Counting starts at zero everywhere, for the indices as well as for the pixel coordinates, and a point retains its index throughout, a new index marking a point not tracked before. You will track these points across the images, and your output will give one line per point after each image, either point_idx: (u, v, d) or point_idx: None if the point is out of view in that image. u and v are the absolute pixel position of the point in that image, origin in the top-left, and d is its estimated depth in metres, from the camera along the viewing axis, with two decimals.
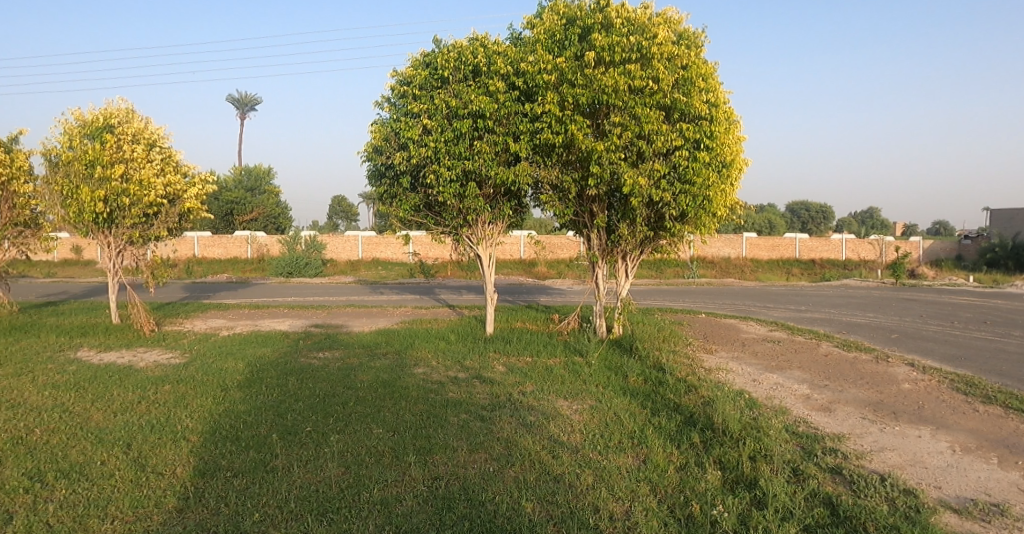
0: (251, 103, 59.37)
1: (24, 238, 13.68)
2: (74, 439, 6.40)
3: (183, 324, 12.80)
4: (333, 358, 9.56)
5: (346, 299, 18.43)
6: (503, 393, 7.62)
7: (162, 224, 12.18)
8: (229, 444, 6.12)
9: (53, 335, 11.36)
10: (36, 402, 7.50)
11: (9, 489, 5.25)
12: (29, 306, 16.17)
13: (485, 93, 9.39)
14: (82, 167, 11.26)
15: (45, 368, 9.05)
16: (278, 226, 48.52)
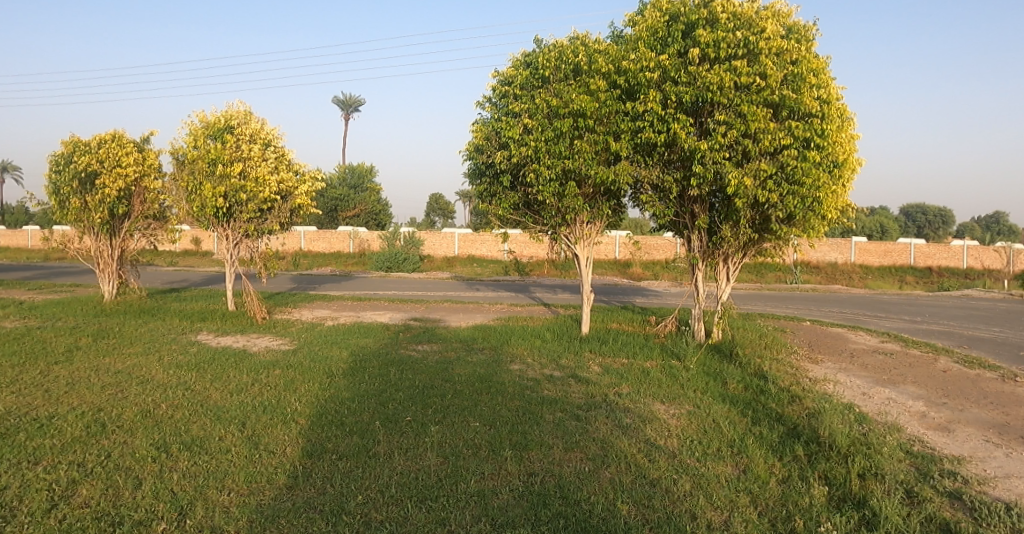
0: (353, 104, 61.86)
1: (153, 229, 14.92)
2: (195, 415, 6.95)
3: (291, 313, 13.60)
4: (431, 351, 9.85)
5: (444, 294, 18.89)
6: (598, 393, 7.58)
7: (275, 219, 12.97)
8: (334, 428, 6.43)
9: (177, 319, 12.40)
10: (162, 380, 8.19)
11: (140, 457, 6.01)
12: (158, 291, 17.74)
13: (585, 92, 9.33)
14: (204, 166, 12.10)
15: (170, 348, 9.88)
16: (378, 223, 50.30)
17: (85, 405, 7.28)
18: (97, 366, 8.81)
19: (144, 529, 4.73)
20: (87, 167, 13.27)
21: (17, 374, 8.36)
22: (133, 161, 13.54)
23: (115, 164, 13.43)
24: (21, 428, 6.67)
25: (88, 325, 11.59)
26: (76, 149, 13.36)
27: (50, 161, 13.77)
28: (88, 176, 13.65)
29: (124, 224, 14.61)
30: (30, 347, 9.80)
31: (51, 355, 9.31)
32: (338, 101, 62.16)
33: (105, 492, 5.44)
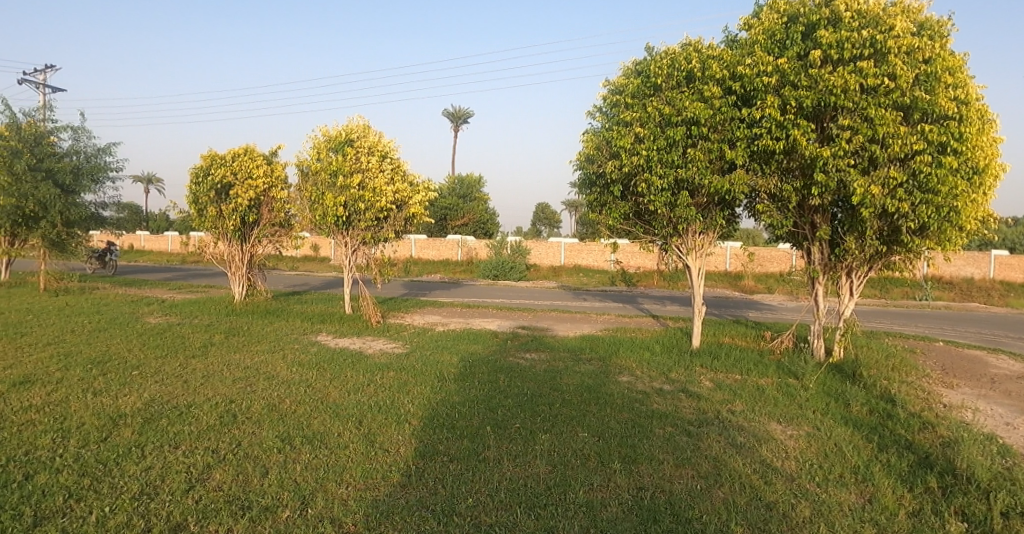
0: (463, 117, 63.98)
1: (278, 236, 16.12)
2: (316, 411, 7.43)
3: (404, 317, 14.23)
4: (539, 360, 9.99)
5: (549, 304, 19.04)
6: (710, 409, 7.39)
7: (390, 227, 13.66)
8: (446, 431, 6.67)
9: (299, 320, 13.32)
10: (287, 377, 8.82)
11: (267, 447, 6.52)
12: (282, 294, 19.11)
13: (699, 99, 9.16)
14: (327, 177, 13.02)
15: (294, 347, 10.63)
16: (485, 231, 51.56)
17: (217, 397, 7.98)
18: (230, 361, 9.63)
19: (270, 514, 5.22)
20: (223, 179, 14.61)
21: (161, 366, 9.31)
22: (263, 173, 14.77)
23: (247, 176, 14.75)
24: (165, 414, 7.44)
25: (221, 323, 12.69)
26: (213, 162, 14.65)
27: (190, 174, 15.14)
28: (224, 186, 15.03)
29: (253, 231, 15.91)
30: (172, 341, 10.88)
31: (190, 349, 10.30)
32: (449, 115, 64.37)
33: (235, 478, 5.99)
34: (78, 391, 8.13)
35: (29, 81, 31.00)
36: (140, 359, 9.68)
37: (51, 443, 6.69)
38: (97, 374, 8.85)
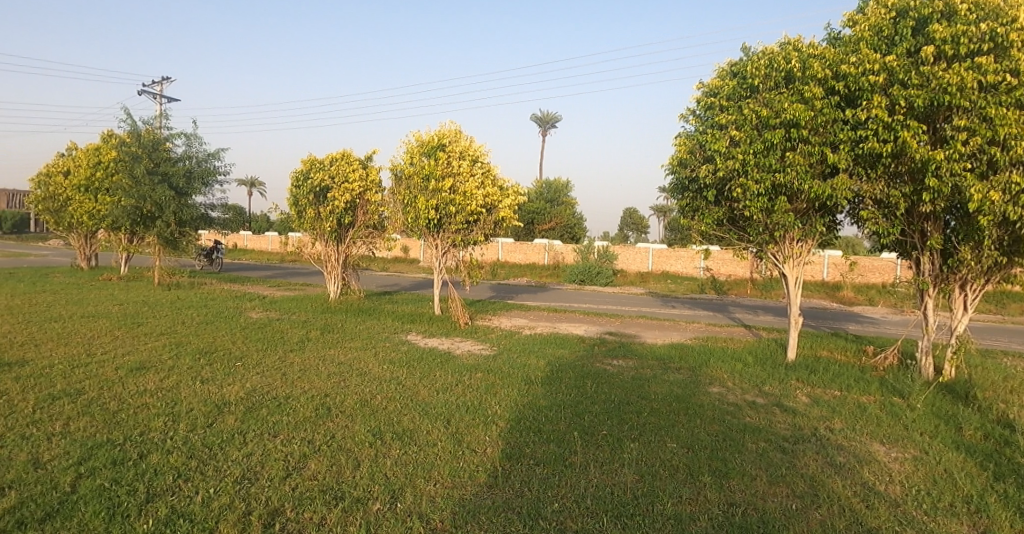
0: (551, 120, 64.11)
1: (372, 238, 16.66)
2: (405, 409, 7.66)
3: (492, 319, 14.48)
4: (627, 366, 9.94)
5: (636, 310, 18.80)
6: (807, 426, 7.17)
7: (480, 231, 13.83)
8: (533, 435, 6.88)
9: (390, 319, 13.79)
10: (379, 374, 9.15)
11: (359, 440, 6.82)
12: (374, 293, 19.84)
13: (799, 101, 8.81)
14: (420, 181, 13.51)
15: (385, 346, 11.02)
16: (573, 236, 51.43)
17: (314, 390, 8.39)
18: (325, 357, 10.10)
19: (362, 506, 5.46)
20: (321, 183, 15.50)
21: (262, 358, 9.88)
22: (358, 177, 15.39)
23: (343, 180, 15.45)
24: (264, 405, 7.87)
25: (316, 320, 13.32)
26: (313, 167, 15.68)
27: (292, 179, 16.21)
28: (322, 190, 15.90)
29: (348, 232, 16.60)
30: (272, 335, 11.52)
31: (289, 344, 10.85)
32: (535, 117, 64.97)
33: (330, 468, 6.30)
34: (187, 378, 8.77)
35: (151, 93, 33.91)
36: (243, 351, 10.31)
37: (164, 426, 7.25)
38: (205, 364, 9.51)
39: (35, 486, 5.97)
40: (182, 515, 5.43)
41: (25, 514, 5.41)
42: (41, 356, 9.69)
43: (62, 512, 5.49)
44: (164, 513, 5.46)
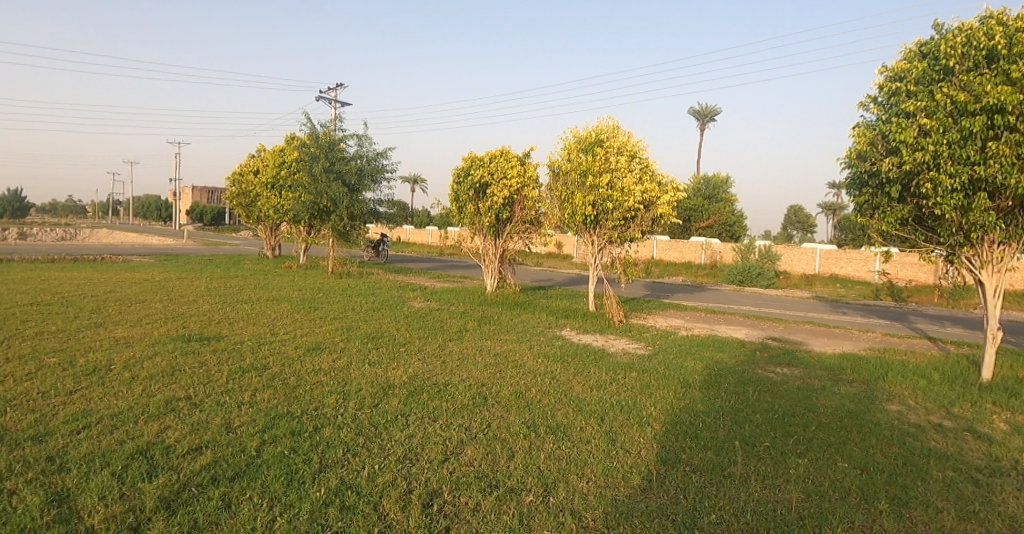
0: (710, 113, 62.24)
1: (528, 234, 16.96)
2: (560, 402, 8.10)
3: (646, 319, 14.27)
4: (792, 376, 9.40)
5: (803, 315, 17.53)
6: (1007, 457, 6.30)
7: (637, 228, 13.72)
8: (689, 440, 6.72)
9: (544, 314, 14.00)
10: (534, 367, 9.48)
11: (515, 431, 7.10)
12: (529, 288, 20.29)
13: (1004, 82, 7.89)
14: (577, 177, 13.74)
15: (540, 338, 11.29)
16: (732, 234, 49.80)
17: (471, 378, 8.82)
18: (481, 346, 10.49)
19: (516, 496, 5.53)
20: (481, 179, 16.20)
21: (423, 345, 10.43)
22: (516, 174, 15.91)
23: (502, 176, 16.07)
24: (425, 390, 8.31)
25: (472, 311, 13.82)
26: (474, 164, 16.45)
27: (455, 177, 17.19)
28: (482, 186, 16.65)
29: (505, 227, 17.12)
30: (432, 324, 12.12)
31: (449, 332, 11.43)
32: (693, 110, 63.39)
33: (485, 456, 6.48)
34: (357, 360, 9.46)
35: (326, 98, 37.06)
36: (406, 337, 10.95)
37: (335, 402, 7.85)
38: (373, 346, 10.25)
39: (227, 447, 6.71)
40: (350, 486, 5.83)
41: (220, 471, 6.13)
42: (234, 333, 10.93)
43: (248, 472, 6.12)
44: (335, 483, 5.89)
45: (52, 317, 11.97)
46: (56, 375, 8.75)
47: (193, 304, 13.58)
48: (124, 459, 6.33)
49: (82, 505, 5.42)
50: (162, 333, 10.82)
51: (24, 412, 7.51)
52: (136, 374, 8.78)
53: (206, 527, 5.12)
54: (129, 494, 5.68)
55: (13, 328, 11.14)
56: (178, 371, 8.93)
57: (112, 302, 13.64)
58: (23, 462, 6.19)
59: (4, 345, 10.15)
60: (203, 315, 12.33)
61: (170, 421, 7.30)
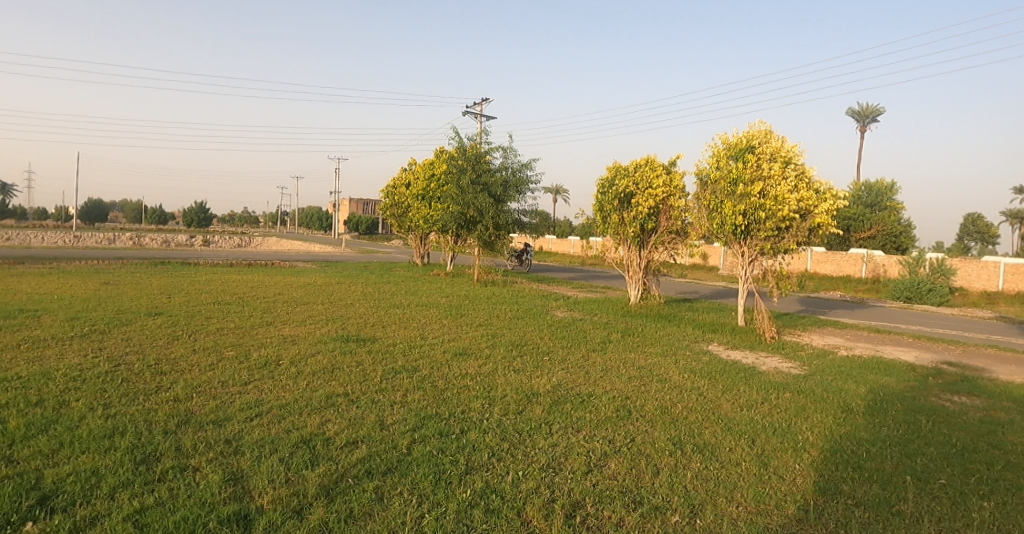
0: (872, 114, 57.69)
1: (674, 244, 16.67)
2: (707, 421, 7.80)
3: (800, 336, 13.44)
4: (974, 406, 8.40)
5: (986, 339, 15.52)
6: None
7: (792, 238, 13.11)
8: (850, 471, 6.20)
9: (691, 327, 14.04)
10: (679, 382, 9.53)
11: (659, 448, 6.91)
12: (673, 300, 19.83)
13: None
14: (727, 186, 13.59)
15: (685, 354, 11.39)
16: (897, 246, 45.32)
17: (615, 391, 8.96)
18: (625, 359, 10.77)
19: (660, 514, 5.38)
20: (625, 189, 16.32)
21: (566, 355, 10.71)
22: (661, 184, 15.81)
23: (647, 186, 16.03)
24: (568, 400, 8.48)
25: (617, 322, 14.08)
26: (618, 174, 16.66)
27: (598, 187, 17.41)
28: (626, 196, 16.74)
29: (650, 238, 17.00)
30: (576, 334, 12.39)
31: (592, 344, 11.66)
32: (853, 112, 59.14)
33: (629, 471, 6.36)
34: (501, 366, 9.80)
35: (472, 113, 38.85)
36: (549, 347, 11.21)
37: (481, 407, 8.14)
38: (516, 355, 10.54)
39: (381, 443, 7.11)
40: (494, 490, 5.96)
41: (374, 465, 6.51)
42: (389, 335, 11.68)
43: (399, 469, 6.44)
44: (480, 486, 6.04)
45: (232, 315, 13.47)
46: (234, 367, 9.79)
47: (350, 308, 14.66)
48: (290, 447, 6.92)
49: (254, 486, 5.99)
50: (322, 333, 11.76)
51: (208, 398, 8.48)
52: (300, 370, 9.61)
53: (361, 517, 5.47)
54: (294, 479, 6.18)
55: (201, 324, 12.67)
56: (337, 369, 9.66)
57: (282, 303, 15.14)
58: (207, 443, 6.97)
59: (193, 338, 11.53)
60: (359, 317, 13.28)
61: (330, 415, 7.89)
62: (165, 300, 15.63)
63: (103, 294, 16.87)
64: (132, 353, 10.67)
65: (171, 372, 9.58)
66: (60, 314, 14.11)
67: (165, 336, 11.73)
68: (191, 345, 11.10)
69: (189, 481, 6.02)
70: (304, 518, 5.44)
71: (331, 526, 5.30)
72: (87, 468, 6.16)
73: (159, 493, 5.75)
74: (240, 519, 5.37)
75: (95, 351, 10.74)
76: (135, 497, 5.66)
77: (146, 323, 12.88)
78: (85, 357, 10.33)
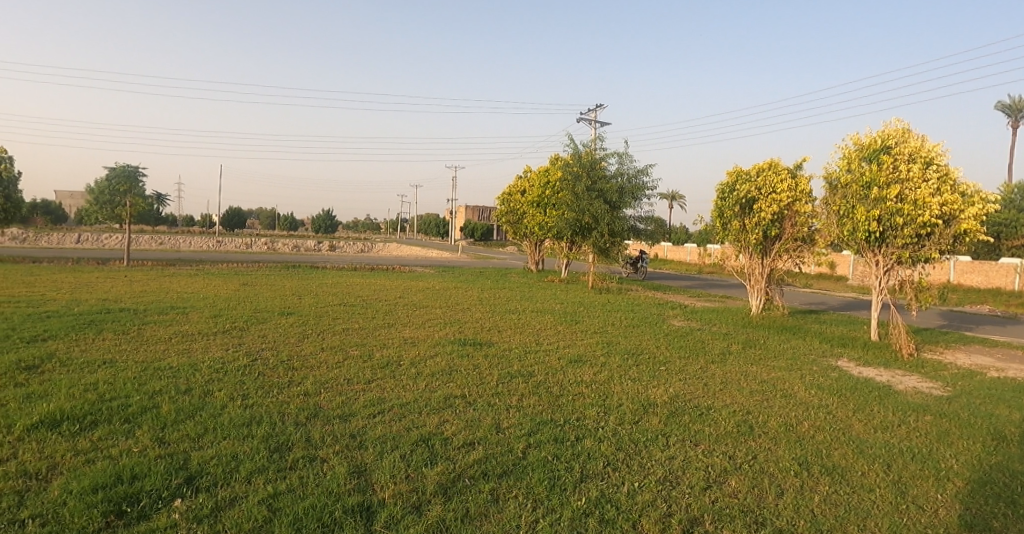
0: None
1: (800, 252, 15.80)
2: (837, 442, 7.30)
3: (943, 354, 12.28)
4: None
5: None
6: None
7: (934, 246, 12.04)
8: (1005, 507, 5.61)
9: (817, 341, 13.19)
10: (805, 398, 8.98)
11: (784, 467, 6.55)
12: (797, 311, 18.74)
13: None
14: (859, 190, 12.69)
15: (811, 370, 10.63)
16: None
17: (735, 405, 8.60)
18: (746, 372, 10.31)
19: None
20: (747, 194, 15.68)
21: (684, 366, 10.45)
22: (786, 188, 15.03)
23: (771, 191, 15.31)
24: (686, 412, 8.25)
25: (737, 333, 13.57)
26: (739, 179, 16.05)
27: (718, 192, 16.84)
28: (748, 201, 16.07)
29: (774, 245, 16.22)
30: (693, 345, 12.07)
31: (711, 355, 11.28)
32: (1005, 106, 53.31)
33: (751, 490, 6.07)
34: (616, 375, 9.74)
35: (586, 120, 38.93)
36: (665, 357, 11.01)
37: (595, 415, 8.10)
38: (632, 364, 10.43)
39: (497, 446, 7.24)
40: (610, 500, 5.88)
41: (490, 467, 6.63)
42: (504, 340, 11.93)
43: (514, 472, 6.52)
44: (595, 494, 5.99)
45: (356, 316, 14.29)
46: (359, 365, 10.36)
47: (466, 312, 15.11)
48: (410, 444, 7.20)
49: (377, 479, 6.29)
50: (440, 336, 12.19)
51: (334, 394, 9.01)
52: (420, 370, 10.01)
53: (477, 517, 5.60)
54: (414, 476, 6.42)
55: (329, 324, 13.55)
56: (454, 371, 9.98)
57: (402, 306, 15.88)
58: (334, 436, 7.41)
59: (321, 337, 12.33)
60: (475, 321, 13.65)
61: (449, 416, 8.14)
62: (296, 300, 16.87)
63: (242, 294, 18.47)
64: (268, 348, 11.59)
65: (303, 368, 10.30)
66: (207, 311, 15.60)
67: (296, 334, 12.64)
68: (320, 343, 11.88)
69: (317, 471, 6.42)
70: (422, 514, 5.65)
71: (448, 524, 5.47)
72: (228, 453, 6.73)
73: (291, 480, 6.16)
74: (364, 510, 5.66)
75: (236, 346, 11.76)
76: (270, 483, 6.10)
77: (280, 321, 13.94)
78: (228, 351, 11.34)
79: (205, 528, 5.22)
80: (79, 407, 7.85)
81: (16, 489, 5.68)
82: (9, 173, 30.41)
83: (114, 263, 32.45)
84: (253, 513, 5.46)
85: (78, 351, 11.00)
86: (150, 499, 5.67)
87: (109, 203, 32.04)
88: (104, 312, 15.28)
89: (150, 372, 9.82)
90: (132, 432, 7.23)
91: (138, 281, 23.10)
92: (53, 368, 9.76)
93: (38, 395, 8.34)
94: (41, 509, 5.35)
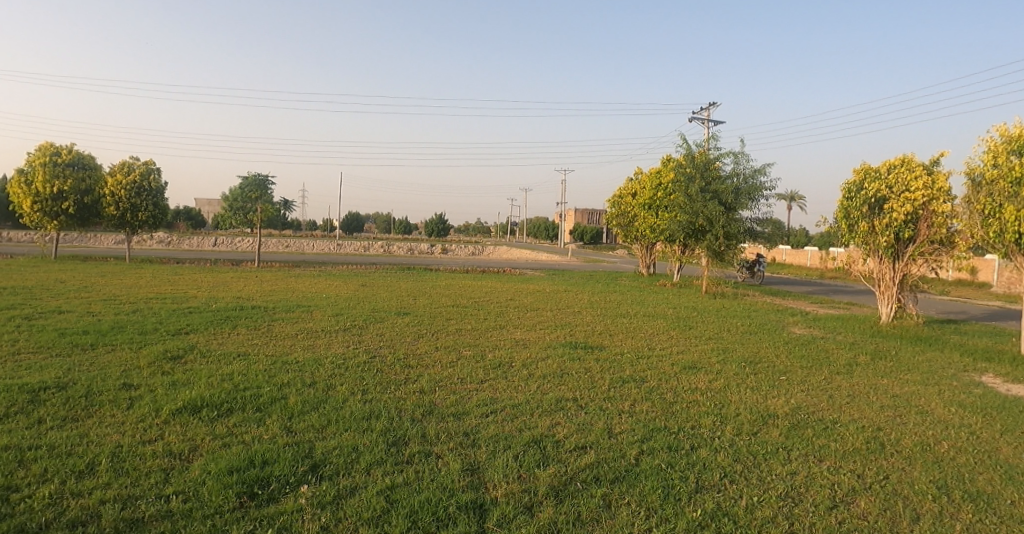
0: None
1: (937, 255, 14.49)
2: (982, 465, 6.64)
3: None
4: None
5: None
6: None
7: None
8: None
9: (957, 353, 12.01)
10: (944, 416, 8.21)
11: (919, 490, 6.04)
12: (934, 321, 17.11)
13: None
14: (1006, 186, 11.41)
15: (951, 385, 9.71)
16: None
17: (865, 420, 8.02)
18: (876, 385, 9.55)
19: None
20: (877, 193, 14.56)
21: (806, 377, 9.87)
22: (922, 185, 13.80)
23: (904, 189, 14.13)
24: (809, 425, 7.79)
25: (865, 343, 12.63)
26: (867, 176, 14.94)
27: (843, 191, 15.74)
28: (877, 201, 14.92)
29: (907, 248, 14.99)
30: (816, 354, 11.37)
31: (836, 366, 10.58)
32: None
33: (882, 513, 5.65)
34: (733, 383, 9.38)
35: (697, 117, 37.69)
36: (786, 366, 10.45)
37: (711, 424, 7.84)
38: (750, 372, 10.00)
39: (608, 451, 7.18)
40: (726, 513, 5.68)
41: (602, 472, 6.59)
42: (614, 344, 11.82)
43: (627, 478, 6.45)
44: (710, 507, 5.80)
45: (468, 317, 14.69)
46: (472, 365, 10.67)
47: (576, 315, 15.10)
48: (522, 445, 7.31)
49: (488, 478, 6.44)
50: (551, 338, 12.27)
51: (448, 392, 9.32)
52: (531, 372, 10.13)
53: (588, 522, 5.59)
54: (525, 476, 6.51)
55: (442, 324, 14.05)
56: (565, 374, 10.02)
57: (512, 308, 16.15)
58: (449, 433, 7.67)
59: (434, 337, 12.80)
60: (585, 325, 13.63)
61: (560, 418, 8.17)
62: (411, 301, 17.56)
63: (361, 295, 19.57)
64: (385, 346, 12.18)
65: (418, 366, 10.73)
66: (329, 310, 16.65)
67: (411, 333, 13.20)
68: (433, 342, 12.35)
69: (432, 466, 6.66)
70: (534, 514, 5.73)
71: (560, 526, 5.50)
72: (348, 444, 7.15)
73: (408, 474, 6.45)
74: (476, 507, 5.81)
75: (355, 344, 12.44)
76: (387, 475, 6.42)
77: (395, 321, 14.61)
78: (348, 348, 12.04)
79: (327, 514, 5.58)
80: (216, 395, 8.62)
81: (163, 467, 6.34)
82: (157, 183, 34.03)
83: (246, 265, 35.29)
84: (372, 503, 5.76)
85: (216, 345, 12.11)
86: (279, 483, 6.14)
87: (240, 209, 34.91)
88: (240, 309, 16.73)
89: (278, 365, 10.63)
90: (262, 421, 7.85)
91: (266, 281, 25.05)
92: (195, 359, 10.80)
93: (182, 383, 9.26)
94: (185, 487, 5.94)
